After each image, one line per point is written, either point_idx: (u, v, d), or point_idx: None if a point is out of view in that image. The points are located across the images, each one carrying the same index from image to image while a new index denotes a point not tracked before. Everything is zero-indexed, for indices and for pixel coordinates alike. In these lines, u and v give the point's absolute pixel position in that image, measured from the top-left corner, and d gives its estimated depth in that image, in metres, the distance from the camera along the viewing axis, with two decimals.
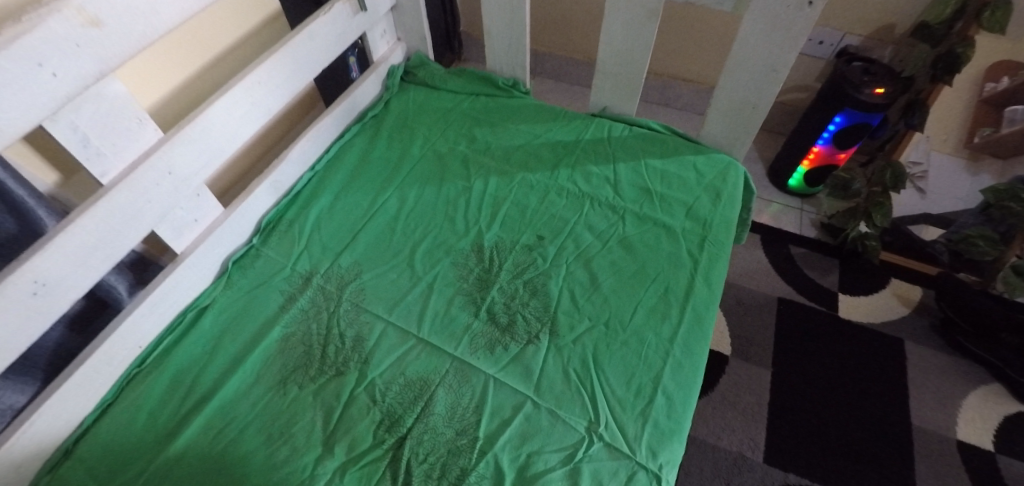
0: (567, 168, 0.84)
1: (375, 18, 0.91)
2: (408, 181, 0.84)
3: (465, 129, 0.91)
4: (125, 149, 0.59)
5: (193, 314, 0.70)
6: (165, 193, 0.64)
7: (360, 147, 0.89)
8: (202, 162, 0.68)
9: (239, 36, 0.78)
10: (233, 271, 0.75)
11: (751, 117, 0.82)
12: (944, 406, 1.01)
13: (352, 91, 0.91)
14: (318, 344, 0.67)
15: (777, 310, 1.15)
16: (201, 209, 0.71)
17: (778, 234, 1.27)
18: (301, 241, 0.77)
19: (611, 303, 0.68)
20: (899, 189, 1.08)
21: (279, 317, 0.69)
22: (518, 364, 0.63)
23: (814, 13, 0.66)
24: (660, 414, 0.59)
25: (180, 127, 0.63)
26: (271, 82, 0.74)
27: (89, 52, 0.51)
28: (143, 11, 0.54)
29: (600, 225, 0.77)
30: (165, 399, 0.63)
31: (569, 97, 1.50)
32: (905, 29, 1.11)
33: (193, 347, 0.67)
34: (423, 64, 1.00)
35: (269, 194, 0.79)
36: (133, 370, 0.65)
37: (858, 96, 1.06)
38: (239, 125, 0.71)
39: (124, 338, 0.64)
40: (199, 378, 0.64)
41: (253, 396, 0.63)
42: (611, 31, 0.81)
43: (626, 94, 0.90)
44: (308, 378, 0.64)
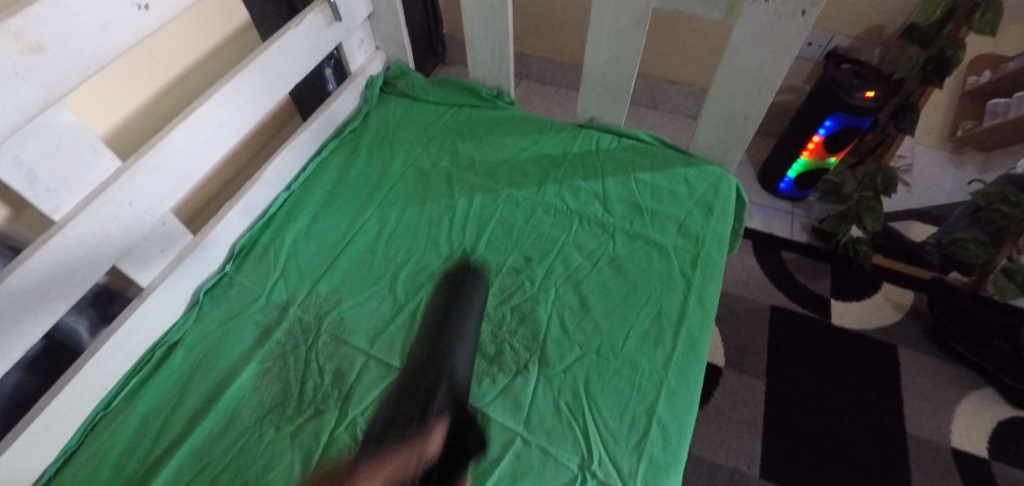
0: (554, 183, 0.81)
1: (352, 28, 0.86)
2: (389, 200, 0.81)
3: (448, 143, 0.88)
4: (80, 182, 0.54)
5: (162, 351, 0.66)
6: (126, 225, 0.59)
7: (338, 165, 0.85)
8: (167, 189, 0.63)
9: (203, 51, 0.73)
10: (205, 301, 0.71)
11: (743, 128, 0.79)
12: (938, 413, 1.01)
13: (328, 105, 0.86)
14: (295, 381, 0.63)
15: (769, 318, 1.13)
16: (167, 237, 0.67)
17: (769, 240, 1.26)
18: (276, 267, 0.74)
19: (602, 328, 0.66)
20: (890, 193, 1.07)
21: (254, 352, 0.66)
22: (507, 397, 0.61)
23: (808, 22, 0.64)
24: (655, 447, 0.57)
25: (140, 155, 0.59)
26: (240, 101, 0.69)
27: (31, 81, 0.46)
28: (94, 33, 0.50)
29: (590, 245, 0.74)
30: (132, 445, 0.59)
31: (556, 101, 1.47)
32: (895, 30, 1.09)
33: (161, 388, 0.63)
34: (403, 74, 0.96)
35: (241, 219, 0.75)
36: (98, 414, 0.61)
37: (849, 100, 1.04)
38: (205, 148, 0.67)
39: (86, 381, 0.60)
40: (169, 420, 0.61)
41: (226, 439, 0.59)
42: (597, 40, 0.78)
43: (615, 104, 0.87)
44: (285, 418, 0.60)
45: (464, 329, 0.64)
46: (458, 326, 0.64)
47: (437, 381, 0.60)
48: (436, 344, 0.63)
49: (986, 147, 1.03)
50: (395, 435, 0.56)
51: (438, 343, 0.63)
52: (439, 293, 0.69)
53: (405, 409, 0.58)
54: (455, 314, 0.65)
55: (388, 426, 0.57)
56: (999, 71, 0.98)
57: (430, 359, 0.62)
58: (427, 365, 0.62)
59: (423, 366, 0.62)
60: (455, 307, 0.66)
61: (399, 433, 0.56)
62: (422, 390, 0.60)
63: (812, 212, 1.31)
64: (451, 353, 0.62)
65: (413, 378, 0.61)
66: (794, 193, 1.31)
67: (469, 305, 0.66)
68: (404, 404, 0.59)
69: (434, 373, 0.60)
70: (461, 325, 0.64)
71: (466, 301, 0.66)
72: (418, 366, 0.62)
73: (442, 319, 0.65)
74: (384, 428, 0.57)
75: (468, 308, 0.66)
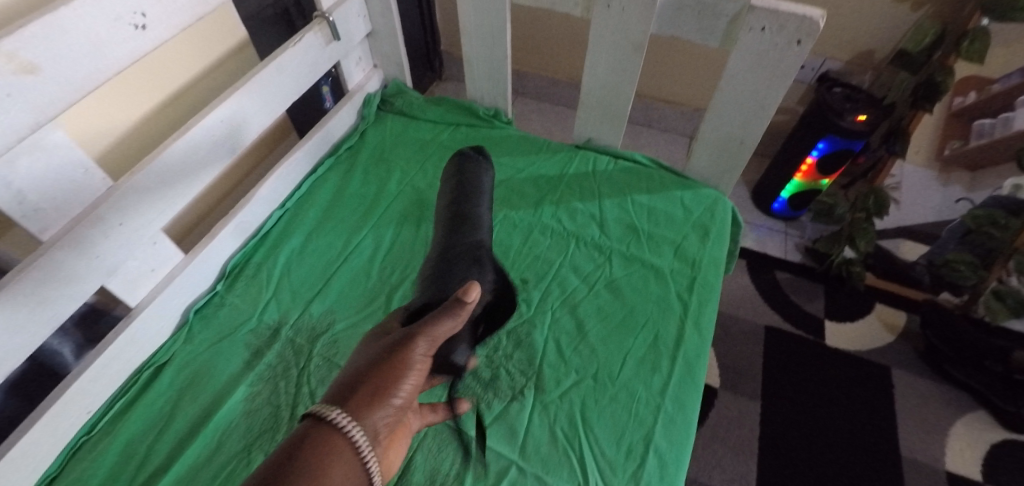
0: (551, 205, 0.81)
1: (350, 47, 0.86)
2: (385, 219, 0.80)
3: (445, 163, 0.88)
4: (70, 202, 0.53)
5: (149, 373, 0.65)
6: (116, 245, 0.58)
7: (334, 183, 0.85)
8: (158, 208, 0.62)
9: (200, 69, 0.73)
10: (194, 322, 0.70)
11: (739, 153, 0.80)
12: (932, 436, 1.01)
13: (325, 123, 0.86)
14: (286, 405, 0.62)
15: (764, 339, 1.13)
16: (158, 257, 0.65)
17: (763, 259, 1.27)
18: (269, 287, 0.72)
19: (598, 353, 0.65)
20: (882, 215, 1.08)
21: (243, 375, 0.64)
22: (502, 424, 0.60)
23: (804, 51, 0.64)
24: (653, 476, 0.56)
25: (131, 174, 0.58)
26: (236, 119, 0.69)
27: (23, 102, 0.45)
28: (88, 53, 0.49)
29: (587, 267, 0.74)
30: (115, 472, 0.57)
31: (552, 118, 1.48)
32: (885, 55, 1.11)
33: (147, 411, 0.62)
34: (401, 93, 0.96)
35: (233, 237, 0.74)
36: (80, 439, 0.60)
37: (841, 124, 1.06)
38: (199, 167, 0.66)
39: (69, 405, 0.58)
40: (154, 446, 0.59)
41: (213, 466, 0.57)
42: (595, 63, 0.79)
43: (612, 126, 0.87)
44: (275, 444, 0.59)
45: (477, 204, 0.70)
46: (473, 202, 0.70)
47: (469, 242, 0.64)
48: (459, 216, 0.67)
49: (972, 167, 1.03)
50: (454, 284, 0.58)
51: (461, 217, 0.67)
52: (450, 179, 0.74)
53: (450, 267, 0.61)
54: (471, 192, 0.71)
55: (439, 281, 0.59)
56: (985, 92, 0.99)
57: (457, 228, 0.66)
58: (453, 234, 0.66)
59: (456, 235, 0.65)
60: (468, 186, 0.71)
61: (453, 282, 0.59)
62: (462, 253, 0.62)
63: (805, 232, 1.32)
64: (475, 223, 0.67)
65: (449, 246, 0.64)
66: (787, 213, 1.32)
67: (479, 186, 0.73)
68: (445, 263, 0.61)
69: (466, 239, 0.64)
70: (475, 202, 0.70)
71: (477, 181, 0.73)
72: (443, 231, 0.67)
73: (458, 198, 0.70)
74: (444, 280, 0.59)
75: (477, 187, 0.72)
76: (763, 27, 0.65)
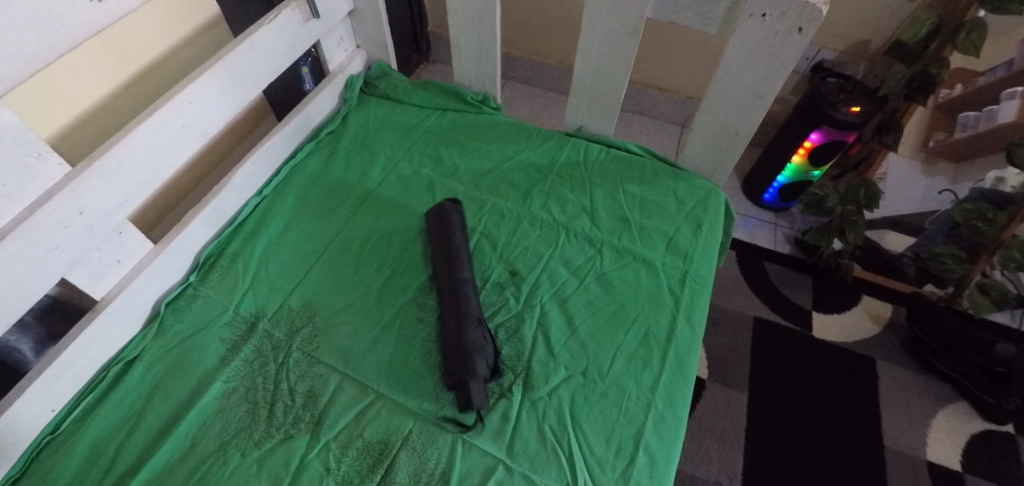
0: (541, 195, 0.79)
1: (331, 25, 0.82)
2: (368, 208, 0.77)
3: (431, 149, 0.84)
4: (23, 189, 0.49)
5: (118, 368, 0.62)
6: (77, 235, 0.55)
7: (314, 170, 0.81)
8: (122, 197, 0.58)
9: (169, 45, 0.69)
10: (166, 314, 0.66)
11: (733, 143, 0.78)
12: (915, 426, 1.02)
13: (305, 106, 0.82)
14: (264, 402, 0.59)
15: (752, 330, 1.13)
16: (124, 248, 0.62)
17: (753, 251, 1.26)
18: (245, 278, 0.69)
19: (588, 349, 0.63)
20: (871, 208, 1.08)
21: (219, 370, 0.61)
22: (489, 421, 0.58)
23: (805, 39, 0.62)
24: (642, 474, 0.55)
25: (91, 159, 0.54)
26: (206, 101, 0.65)
27: None
28: (36, 27, 0.45)
29: (577, 260, 0.72)
30: (81, 474, 0.54)
31: (542, 104, 1.45)
32: (880, 46, 1.09)
33: (115, 409, 0.59)
34: (385, 75, 0.92)
35: (207, 226, 0.71)
36: (44, 438, 0.56)
37: (834, 114, 1.04)
38: (167, 152, 0.62)
39: (31, 403, 0.55)
40: (124, 446, 0.56)
41: (186, 467, 0.55)
42: (588, 47, 0.76)
43: (604, 114, 0.85)
44: (252, 443, 0.56)
45: (459, 259, 0.67)
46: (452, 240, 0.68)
47: (467, 306, 0.62)
48: (447, 277, 0.65)
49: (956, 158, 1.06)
50: (472, 356, 0.58)
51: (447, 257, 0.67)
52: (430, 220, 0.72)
53: (458, 339, 0.60)
54: (450, 231, 0.70)
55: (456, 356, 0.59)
56: (971, 85, 1.00)
57: (452, 293, 0.64)
58: (448, 299, 0.64)
59: (454, 301, 0.63)
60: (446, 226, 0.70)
61: (473, 355, 0.58)
62: (465, 321, 0.61)
63: (794, 223, 1.32)
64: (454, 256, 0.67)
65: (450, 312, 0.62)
66: (777, 204, 1.31)
67: (454, 235, 0.69)
68: (451, 335, 0.60)
69: (464, 302, 0.63)
70: (458, 257, 0.67)
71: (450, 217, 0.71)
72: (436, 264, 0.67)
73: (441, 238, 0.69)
74: (460, 354, 0.58)
75: (453, 238, 0.69)
76: (764, 13, 0.62)
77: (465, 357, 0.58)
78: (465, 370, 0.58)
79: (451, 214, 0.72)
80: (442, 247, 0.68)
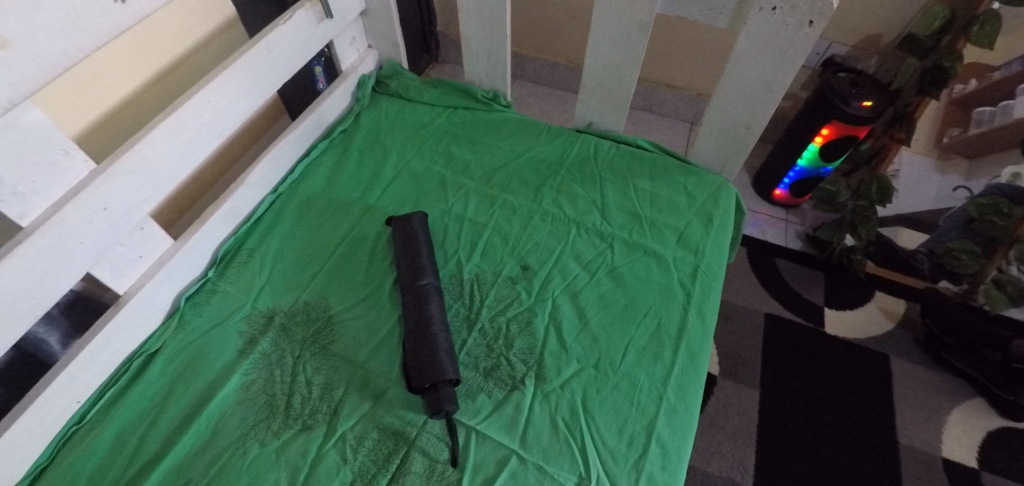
0: (552, 190, 0.79)
1: (344, 25, 0.83)
2: (382, 204, 0.78)
3: (442, 146, 0.85)
4: (50, 185, 0.51)
5: (140, 361, 0.63)
6: (101, 230, 0.56)
7: (327, 167, 0.82)
8: (143, 194, 0.60)
9: (189, 45, 0.71)
10: (186, 309, 0.68)
11: (744, 137, 0.78)
12: (930, 423, 1.01)
13: (318, 104, 0.83)
14: (282, 394, 0.61)
15: (764, 326, 1.13)
16: (146, 243, 0.63)
17: (764, 247, 1.26)
18: (261, 274, 0.71)
19: (600, 342, 0.64)
20: (885, 202, 1.07)
21: (237, 364, 0.63)
22: (502, 413, 0.59)
23: (815, 32, 0.62)
24: (655, 465, 0.55)
25: (115, 156, 0.55)
26: (224, 100, 0.66)
27: None
28: (63, 28, 0.46)
29: (588, 254, 0.72)
30: (106, 463, 0.56)
31: (551, 102, 1.45)
32: (892, 39, 1.08)
33: (138, 400, 0.60)
34: (396, 74, 0.93)
35: (225, 222, 0.72)
36: (70, 428, 0.58)
37: (845, 109, 1.03)
38: (187, 149, 0.64)
39: (58, 394, 0.56)
40: (147, 436, 0.58)
41: (207, 457, 0.56)
42: (597, 44, 0.76)
43: (614, 110, 0.85)
44: (270, 433, 0.58)
45: (424, 274, 0.66)
46: (416, 247, 0.68)
47: (432, 319, 0.61)
48: (410, 293, 0.64)
49: (969, 153, 1.04)
50: (444, 370, 0.57)
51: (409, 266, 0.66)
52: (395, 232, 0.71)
53: (422, 351, 0.59)
54: (416, 243, 0.69)
55: (420, 369, 0.57)
56: (986, 79, 0.99)
57: (415, 309, 0.63)
58: (410, 307, 0.63)
59: (417, 316, 0.62)
60: (409, 234, 0.69)
61: (439, 367, 0.57)
62: (428, 334, 0.60)
63: (805, 220, 1.31)
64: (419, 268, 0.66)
65: (412, 325, 0.61)
66: (788, 200, 1.30)
67: (419, 246, 0.68)
68: (414, 347, 0.59)
69: (427, 318, 0.61)
70: (424, 269, 0.66)
71: (413, 227, 0.70)
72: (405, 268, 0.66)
73: (405, 243, 0.69)
74: (433, 368, 0.57)
75: (416, 248, 0.68)
76: (774, 6, 0.62)
77: (434, 371, 0.57)
78: (435, 383, 0.57)
79: (414, 228, 0.70)
80: (407, 262, 0.67)
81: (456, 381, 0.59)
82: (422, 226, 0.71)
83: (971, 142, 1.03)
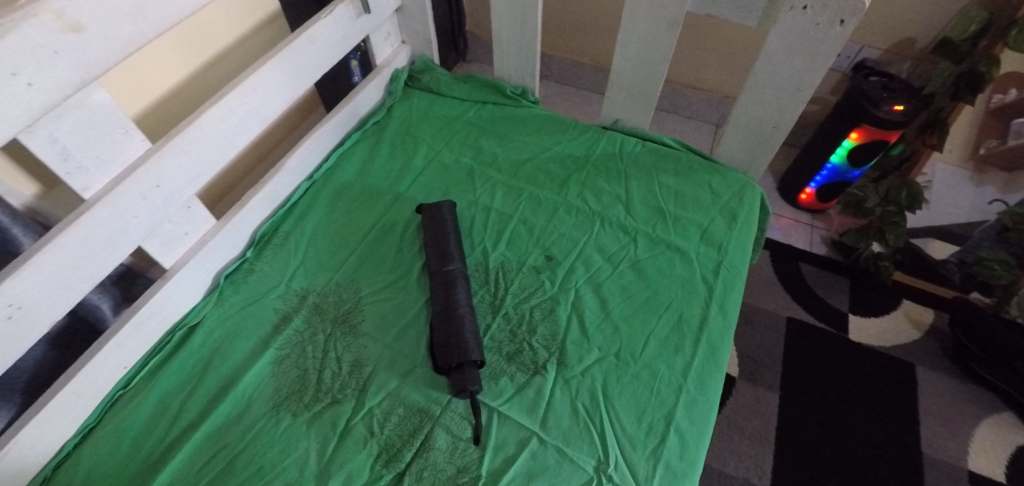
0: (577, 185, 0.81)
1: (380, 21, 0.86)
2: (412, 192, 0.81)
3: (471, 139, 0.88)
4: (110, 161, 0.55)
5: (182, 332, 0.67)
6: (153, 206, 0.60)
7: (360, 156, 0.85)
8: (193, 174, 0.63)
9: (237, 37, 0.75)
10: (225, 286, 0.71)
11: (771, 136, 0.79)
12: (956, 434, 0.99)
13: (354, 96, 0.87)
14: (313, 369, 0.63)
15: (786, 331, 1.12)
16: (192, 221, 0.67)
17: (788, 251, 1.25)
18: (296, 256, 0.74)
19: (622, 332, 0.65)
20: (915, 208, 1.05)
21: (273, 339, 0.66)
22: (525, 396, 0.60)
23: (846, 31, 0.63)
24: (673, 454, 0.56)
25: (170, 137, 0.59)
26: (269, 88, 0.70)
27: (69, 60, 0.46)
28: (130, 15, 0.50)
29: (611, 247, 0.73)
30: (149, 425, 0.60)
31: (576, 102, 1.47)
32: (925, 44, 1.07)
33: (179, 370, 0.64)
34: (428, 69, 0.96)
35: (263, 206, 0.76)
36: (117, 392, 0.62)
37: (876, 113, 1.02)
38: (233, 134, 0.67)
39: (108, 359, 0.61)
40: (187, 403, 0.61)
41: (243, 424, 0.59)
42: (626, 42, 0.78)
43: (641, 107, 0.86)
44: (302, 405, 0.61)
45: (451, 259, 0.68)
46: (445, 234, 0.71)
47: (456, 302, 0.64)
48: (437, 277, 0.67)
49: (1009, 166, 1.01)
50: (472, 349, 0.60)
51: (437, 251, 0.69)
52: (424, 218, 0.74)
53: (449, 332, 0.61)
54: (444, 233, 0.71)
55: (447, 349, 0.60)
56: None
57: (443, 293, 0.65)
58: (439, 289, 0.66)
59: (444, 301, 0.64)
60: (438, 221, 0.72)
61: (464, 348, 0.59)
62: (455, 316, 0.62)
63: (831, 225, 1.30)
64: (446, 254, 0.68)
65: (439, 308, 0.64)
66: (814, 205, 1.29)
67: (448, 233, 0.71)
68: (440, 328, 0.62)
69: (454, 303, 0.64)
70: (450, 255, 0.68)
71: (444, 215, 0.73)
72: (433, 253, 0.69)
73: (434, 230, 0.71)
74: (458, 349, 0.59)
75: (446, 236, 0.70)
76: (806, 5, 0.63)
77: (459, 351, 0.59)
78: (458, 364, 0.59)
79: (444, 216, 0.72)
80: (435, 248, 0.69)
81: (481, 363, 0.61)
82: (450, 215, 0.74)
83: (1013, 152, 0.99)
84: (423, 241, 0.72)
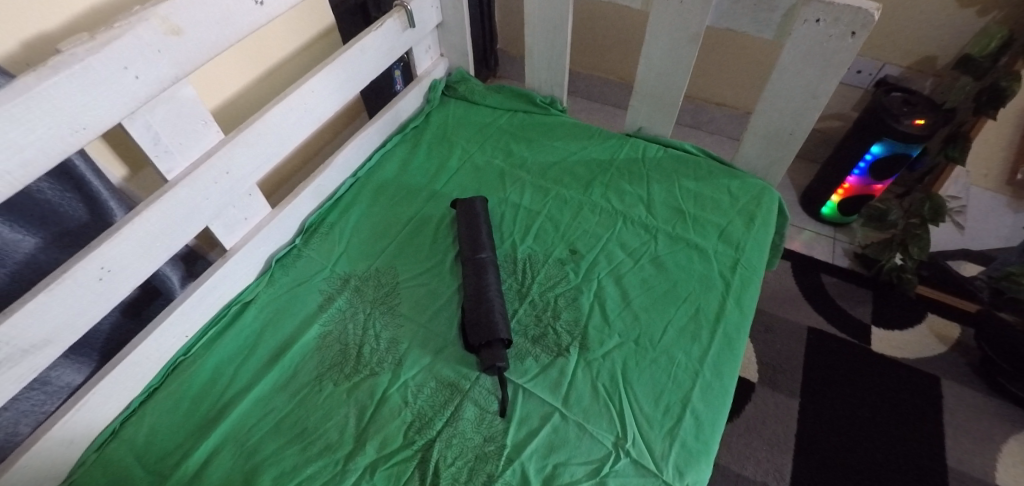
0: (601, 186, 0.86)
1: (423, 35, 0.94)
2: (447, 189, 0.88)
3: (502, 144, 0.94)
4: (190, 149, 0.63)
5: (236, 308, 0.74)
6: (222, 191, 0.67)
7: (401, 157, 0.92)
8: (256, 164, 0.71)
9: (296, 46, 0.84)
10: (276, 268, 0.78)
11: (789, 143, 0.82)
12: (982, 449, 0.97)
13: (395, 103, 0.94)
14: (353, 344, 0.69)
15: (807, 340, 1.12)
16: (251, 208, 0.74)
17: (810, 263, 1.26)
18: (340, 244, 0.80)
19: (641, 320, 0.69)
20: (938, 221, 1.06)
21: (317, 315, 0.72)
22: (549, 375, 0.64)
23: (857, 43, 0.67)
24: (689, 434, 0.59)
25: (240, 131, 0.67)
26: (324, 91, 0.77)
27: (168, 58, 0.54)
28: (218, 21, 0.58)
29: (633, 243, 0.78)
30: (205, 388, 0.66)
31: (602, 116, 1.53)
32: (948, 61, 1.09)
33: (234, 340, 0.70)
34: (463, 80, 1.03)
35: (312, 198, 0.83)
36: (178, 358, 0.69)
37: (897, 126, 1.04)
38: (292, 130, 0.75)
39: (173, 327, 0.67)
40: (239, 370, 0.67)
41: (290, 390, 0.65)
42: (651, 54, 0.83)
43: (663, 116, 0.91)
44: (343, 376, 0.66)
45: (483, 248, 0.74)
46: (478, 226, 0.76)
47: (487, 287, 0.69)
48: (470, 264, 0.72)
49: None
50: (499, 328, 0.64)
51: (469, 241, 0.74)
52: (458, 213, 0.79)
53: (479, 312, 0.66)
54: (477, 225, 0.76)
55: (478, 328, 0.65)
56: None
57: (474, 279, 0.70)
58: (470, 274, 0.71)
59: (476, 285, 0.69)
60: (471, 214, 0.78)
61: (493, 327, 0.64)
62: (485, 299, 0.67)
63: (854, 239, 1.31)
64: (478, 243, 0.74)
65: (471, 291, 0.69)
66: (836, 218, 1.30)
67: (480, 226, 0.76)
68: (472, 308, 0.67)
69: (484, 288, 0.69)
70: (482, 245, 0.74)
71: (477, 209, 0.78)
72: (466, 243, 0.74)
73: (468, 223, 0.77)
74: (487, 327, 0.64)
75: (478, 228, 0.76)
76: (818, 19, 0.67)
77: (488, 329, 0.64)
78: (487, 342, 0.64)
79: (477, 211, 0.78)
80: (468, 238, 0.75)
81: (508, 344, 0.66)
82: (482, 210, 0.79)
83: None
84: (458, 234, 0.78)
